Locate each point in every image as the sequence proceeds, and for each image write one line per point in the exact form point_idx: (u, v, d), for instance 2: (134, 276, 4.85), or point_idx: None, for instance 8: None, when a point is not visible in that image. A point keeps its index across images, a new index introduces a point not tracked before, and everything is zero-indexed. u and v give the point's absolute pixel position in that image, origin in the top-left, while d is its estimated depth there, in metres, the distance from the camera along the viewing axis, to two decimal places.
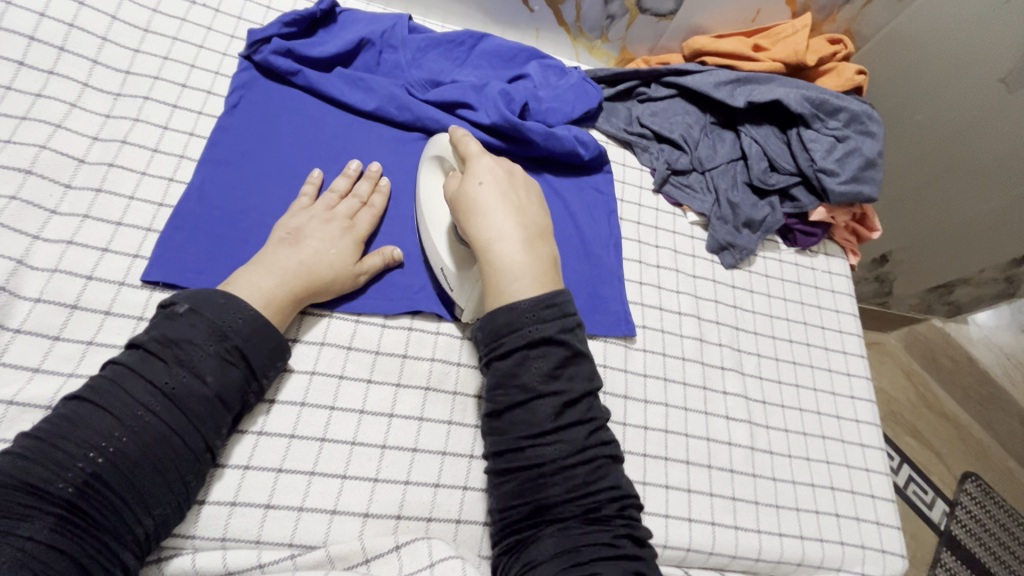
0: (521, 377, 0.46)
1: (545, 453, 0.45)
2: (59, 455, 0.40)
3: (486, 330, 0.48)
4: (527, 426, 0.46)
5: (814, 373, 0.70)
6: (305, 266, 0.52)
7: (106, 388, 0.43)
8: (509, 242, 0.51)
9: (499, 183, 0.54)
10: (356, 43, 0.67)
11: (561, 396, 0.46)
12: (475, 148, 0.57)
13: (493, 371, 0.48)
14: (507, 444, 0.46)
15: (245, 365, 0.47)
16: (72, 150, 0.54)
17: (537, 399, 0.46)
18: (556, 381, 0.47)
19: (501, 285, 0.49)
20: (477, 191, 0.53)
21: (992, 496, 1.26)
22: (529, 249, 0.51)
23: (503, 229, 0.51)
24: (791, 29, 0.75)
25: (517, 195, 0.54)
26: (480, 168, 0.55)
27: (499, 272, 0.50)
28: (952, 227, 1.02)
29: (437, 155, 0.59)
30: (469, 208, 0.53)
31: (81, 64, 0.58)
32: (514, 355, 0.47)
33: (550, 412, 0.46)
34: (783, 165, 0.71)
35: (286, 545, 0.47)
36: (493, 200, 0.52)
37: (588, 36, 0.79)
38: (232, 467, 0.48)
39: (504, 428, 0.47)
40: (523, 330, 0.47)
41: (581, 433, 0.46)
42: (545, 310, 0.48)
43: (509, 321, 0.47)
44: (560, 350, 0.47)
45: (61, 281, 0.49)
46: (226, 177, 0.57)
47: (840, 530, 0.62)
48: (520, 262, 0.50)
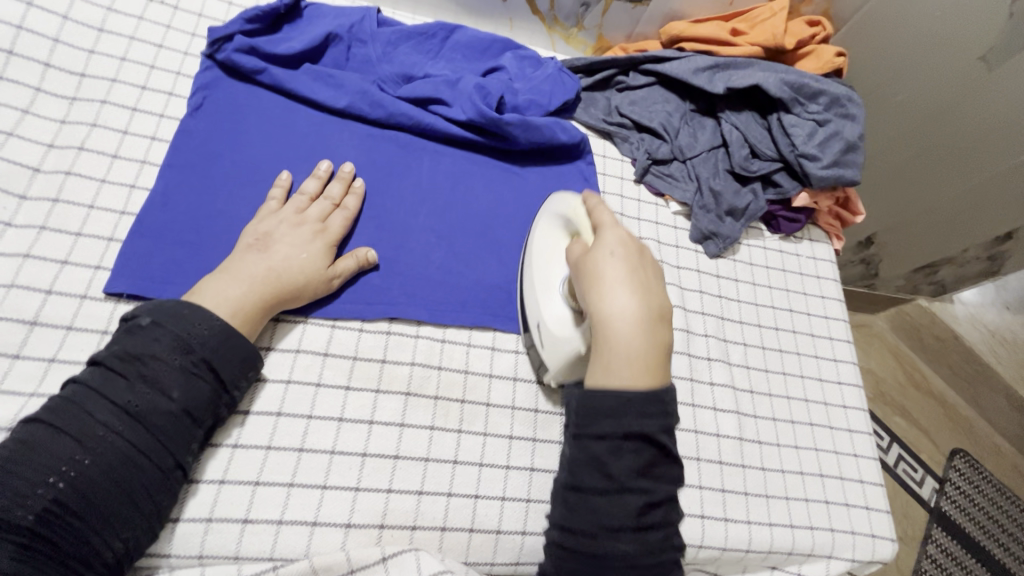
0: (609, 466, 0.45)
1: (618, 547, 0.45)
2: (18, 482, 0.39)
3: (581, 405, 0.47)
4: (606, 517, 0.45)
5: (801, 360, 0.70)
6: (274, 272, 0.50)
7: (65, 409, 0.41)
8: (625, 324, 0.46)
9: (629, 258, 0.48)
10: (323, 39, 0.64)
11: (645, 496, 0.46)
12: (609, 217, 0.52)
13: (580, 448, 0.47)
14: (579, 523, 0.46)
15: (214, 378, 0.45)
16: (27, 159, 0.52)
17: (624, 495, 0.45)
18: (644, 479, 0.46)
19: (604, 364, 0.46)
20: (603, 262, 0.48)
21: (981, 472, 1.28)
22: (648, 335, 0.46)
23: (623, 309, 0.46)
24: (769, 13, 0.74)
25: (644, 272, 0.48)
26: (610, 237, 0.50)
27: (609, 353, 0.46)
28: (944, 205, 1.00)
29: (562, 215, 0.57)
30: (591, 276, 0.48)
31: (32, 68, 0.55)
32: (608, 442, 0.45)
33: (633, 509, 0.45)
34: (764, 151, 0.70)
35: (266, 559, 0.46)
36: (618, 273, 0.47)
37: (564, 24, 0.78)
38: (207, 483, 0.46)
39: (578, 505, 0.46)
40: (622, 421, 0.45)
41: (657, 534, 0.46)
42: (650, 406, 0.45)
43: (607, 406, 0.45)
44: (651, 450, 0.46)
45: (18, 296, 0.47)
46: (191, 182, 0.55)
47: (830, 517, 0.62)
48: (633, 345, 0.45)
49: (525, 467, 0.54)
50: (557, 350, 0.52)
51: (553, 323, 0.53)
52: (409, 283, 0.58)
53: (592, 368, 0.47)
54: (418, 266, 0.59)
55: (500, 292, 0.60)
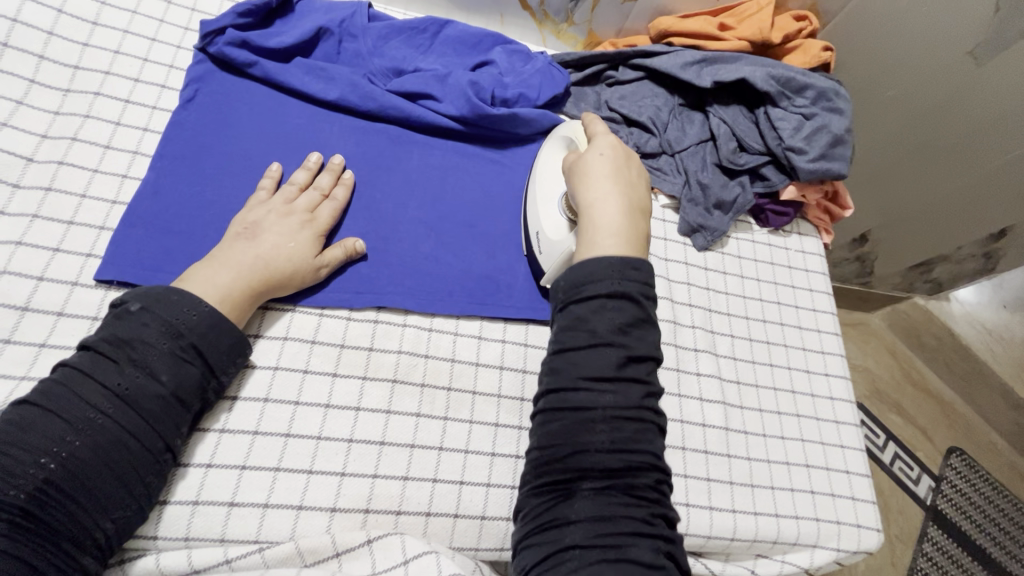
0: (592, 323, 0.48)
1: (599, 399, 0.46)
2: (8, 462, 0.39)
3: (569, 277, 0.50)
4: (588, 369, 0.46)
5: (788, 352, 0.70)
6: (262, 261, 0.51)
7: (55, 392, 0.42)
8: (609, 205, 0.54)
9: (617, 156, 0.57)
10: (314, 32, 0.65)
11: (625, 352, 0.47)
12: (602, 128, 0.60)
13: (565, 314, 0.49)
14: (561, 382, 0.47)
15: (203, 362, 0.46)
16: (20, 149, 0.53)
17: (605, 347, 0.47)
18: (625, 336, 0.48)
19: (592, 237, 0.52)
20: (593, 159, 0.57)
21: (976, 470, 1.28)
22: (629, 217, 0.54)
23: (608, 194, 0.54)
24: (756, 8, 0.74)
25: (627, 171, 0.57)
26: (602, 141, 0.58)
27: (594, 228, 0.53)
28: (941, 200, 1.01)
29: (567, 136, 0.62)
30: (583, 172, 0.56)
31: (26, 60, 0.56)
32: (591, 300, 0.48)
33: (613, 363, 0.46)
34: (752, 144, 0.71)
35: (252, 542, 0.46)
36: (605, 168, 0.56)
37: (554, 20, 0.78)
38: (194, 466, 0.47)
39: (562, 367, 0.48)
40: (605, 281, 0.49)
41: (638, 391, 0.47)
42: (629, 269, 0.49)
43: (592, 271, 0.49)
44: (632, 308, 0.48)
45: (11, 283, 0.48)
46: (182, 173, 0.56)
47: (815, 506, 0.63)
48: (616, 222, 0.53)
49: (510, 455, 0.54)
50: (551, 253, 0.58)
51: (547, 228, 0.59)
52: (397, 272, 0.59)
53: (580, 244, 0.53)
54: (406, 256, 0.60)
55: (488, 282, 0.61)
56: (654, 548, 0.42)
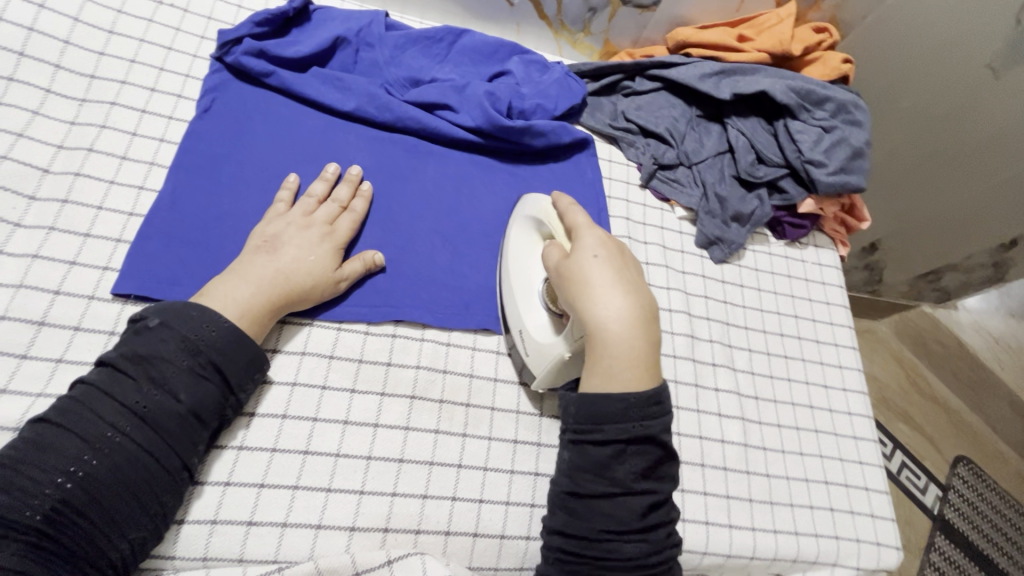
0: (613, 471, 0.46)
1: (622, 546, 0.46)
2: (25, 482, 0.39)
3: (584, 416, 0.47)
4: (610, 519, 0.46)
5: (806, 367, 0.70)
6: (282, 274, 0.50)
7: (72, 409, 0.41)
8: (620, 323, 0.46)
9: (613, 258, 0.50)
10: (331, 42, 0.65)
11: (649, 496, 0.47)
12: (583, 219, 0.53)
13: (583, 456, 0.47)
14: (583, 527, 0.46)
15: (221, 379, 0.45)
16: (36, 160, 0.52)
17: (629, 497, 0.46)
18: (647, 481, 0.47)
19: (609, 368, 0.46)
20: (588, 264, 0.49)
21: (986, 481, 1.27)
22: (643, 332, 0.47)
23: (615, 309, 0.47)
24: (776, 19, 0.74)
25: (629, 273, 0.50)
26: (591, 240, 0.51)
27: (608, 355, 0.46)
28: (955, 208, 0.99)
29: (533, 217, 0.57)
30: (579, 281, 0.48)
31: (43, 69, 0.56)
32: (611, 448, 0.46)
33: (637, 511, 0.46)
34: (771, 157, 0.70)
35: (270, 561, 0.46)
36: (606, 275, 0.48)
37: (570, 29, 0.78)
38: (211, 484, 0.46)
39: (583, 511, 0.47)
40: (624, 426, 0.46)
41: (660, 532, 0.47)
42: (652, 407, 0.46)
43: (610, 412, 0.46)
44: (654, 451, 0.47)
45: (27, 296, 0.47)
46: (199, 184, 0.55)
47: (834, 524, 0.62)
48: (630, 344, 0.46)
49: (529, 472, 0.54)
50: (540, 356, 0.52)
51: (535, 329, 0.54)
52: (415, 286, 0.58)
53: (592, 373, 0.47)
54: (424, 269, 0.59)
55: None
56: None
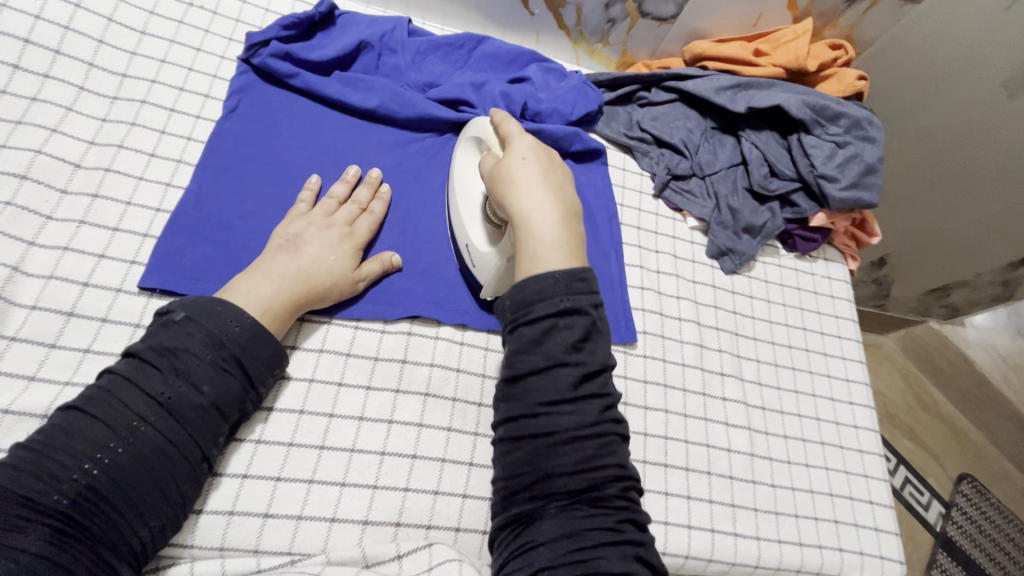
0: (545, 345, 0.45)
1: (558, 423, 0.44)
2: (53, 466, 0.40)
3: (514, 300, 0.47)
4: (547, 394, 0.44)
5: (813, 378, 0.70)
6: (303, 273, 0.52)
7: (101, 398, 0.43)
8: (545, 216, 0.49)
9: (541, 160, 0.53)
10: (355, 46, 0.66)
11: (580, 369, 0.45)
12: (515, 127, 0.56)
13: (516, 339, 0.46)
14: (519, 409, 0.45)
15: (243, 373, 0.47)
16: (68, 155, 0.54)
17: (559, 368, 0.45)
18: (579, 353, 0.45)
19: (535, 254, 0.48)
20: (516, 165, 0.52)
21: (989, 499, 1.27)
22: (567, 226, 0.50)
23: (541, 202, 0.50)
24: (792, 35, 0.75)
25: (555, 173, 0.53)
26: (521, 144, 0.54)
27: (533, 240, 0.49)
28: (978, 221, 0.97)
29: (476, 137, 0.60)
30: (507, 180, 0.51)
31: (77, 67, 0.57)
32: (541, 323, 0.45)
33: (568, 383, 0.44)
34: (783, 170, 0.71)
35: (285, 553, 0.47)
36: (532, 173, 0.51)
37: (589, 40, 0.79)
38: (230, 476, 0.47)
39: (520, 394, 0.45)
40: (554, 300, 0.46)
41: (597, 406, 0.45)
42: (576, 283, 0.47)
43: (540, 289, 0.46)
44: (585, 322, 0.46)
45: (57, 288, 0.48)
46: (225, 183, 0.57)
47: (838, 536, 0.62)
48: (553, 233, 0.49)
49: None
50: (485, 263, 0.56)
51: (483, 240, 0.56)
52: (429, 286, 0.59)
53: (521, 258, 0.49)
54: (439, 269, 0.60)
55: None
56: (624, 556, 0.40)
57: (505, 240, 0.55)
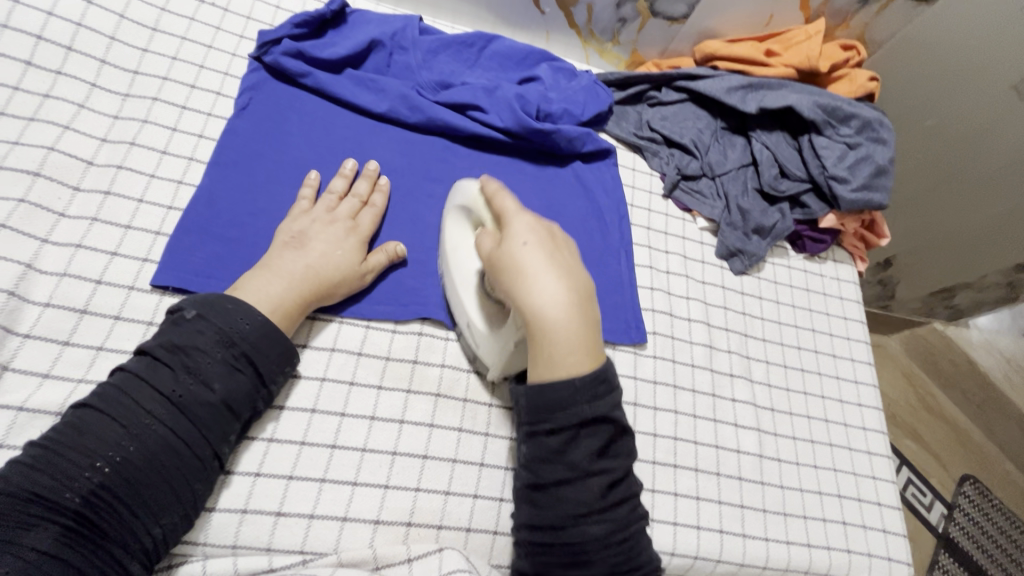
0: (569, 456, 0.44)
1: (589, 530, 0.44)
2: (65, 464, 0.40)
3: (532, 407, 0.44)
4: (574, 504, 0.44)
5: (822, 380, 0.70)
6: (312, 269, 0.52)
7: (112, 396, 0.43)
8: (559, 313, 0.43)
9: (545, 243, 0.45)
10: (367, 45, 0.66)
11: (607, 476, 0.45)
12: (510, 202, 0.48)
13: (538, 448, 0.45)
14: (547, 518, 0.45)
15: (253, 371, 0.47)
16: (81, 152, 0.54)
17: (587, 478, 0.44)
18: (603, 460, 0.45)
19: (553, 360, 0.43)
20: (519, 253, 0.45)
21: (991, 500, 1.27)
22: (584, 318, 0.44)
23: (554, 299, 0.43)
24: (804, 35, 0.75)
25: (563, 254, 0.46)
26: (520, 225, 0.46)
27: (550, 345, 0.43)
28: (983, 224, 0.97)
29: (464, 206, 0.52)
30: (512, 272, 0.45)
31: (89, 64, 0.57)
32: (564, 434, 0.44)
33: (597, 490, 0.44)
34: (794, 171, 0.71)
35: (297, 552, 0.47)
36: (539, 261, 0.44)
37: (599, 38, 0.79)
38: (241, 474, 0.47)
39: (545, 502, 0.45)
40: (576, 411, 0.44)
41: (623, 508, 0.46)
42: (599, 388, 0.44)
43: (560, 400, 0.43)
44: (609, 429, 0.45)
45: (70, 285, 0.48)
46: (235, 181, 0.57)
47: (846, 537, 0.62)
48: (572, 333, 0.43)
49: None
50: (489, 347, 0.52)
51: (484, 324, 0.52)
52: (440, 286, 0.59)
53: (536, 364, 0.44)
54: None
55: None
56: None
57: (508, 325, 0.50)
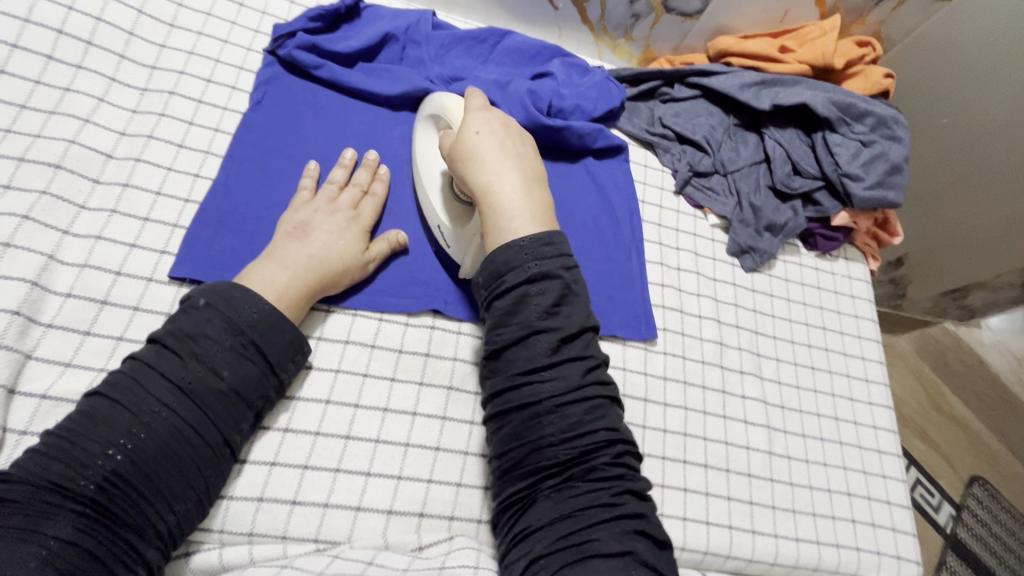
0: (519, 314, 0.47)
1: (541, 391, 0.45)
2: (79, 452, 0.41)
3: (486, 272, 0.49)
4: (525, 363, 0.46)
5: (832, 378, 0.70)
6: (316, 260, 0.52)
7: (124, 384, 0.43)
8: (507, 183, 0.52)
9: (496, 132, 0.54)
10: (380, 39, 0.66)
11: (556, 334, 0.46)
12: (471, 99, 0.57)
13: (493, 310, 0.48)
14: (503, 384, 0.47)
15: (262, 359, 0.47)
16: (101, 145, 0.54)
17: (536, 335, 0.46)
18: (553, 317, 0.47)
19: (501, 222, 0.50)
20: (474, 139, 0.53)
21: (1000, 502, 1.26)
22: (529, 192, 0.52)
23: (502, 173, 0.52)
24: (819, 31, 0.74)
25: (513, 142, 0.55)
26: (475, 117, 0.55)
27: (498, 209, 0.51)
28: (1002, 224, 0.95)
29: (431, 115, 0.60)
30: (467, 154, 0.53)
31: (108, 58, 0.58)
32: (513, 293, 0.47)
33: (547, 349, 0.46)
34: (807, 169, 0.71)
35: (311, 540, 0.47)
36: (491, 146, 0.53)
37: (612, 35, 0.79)
38: (257, 464, 0.48)
39: (501, 367, 0.47)
40: (522, 268, 0.47)
41: (578, 370, 0.46)
42: (543, 247, 0.48)
43: (508, 260, 0.48)
44: (557, 285, 0.47)
45: (91, 276, 0.49)
46: (250, 175, 0.57)
47: (856, 536, 0.62)
48: (518, 202, 0.51)
49: None
50: (459, 241, 0.56)
51: (450, 220, 0.57)
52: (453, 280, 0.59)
53: (488, 231, 0.51)
54: None
55: None
56: (622, 531, 0.42)
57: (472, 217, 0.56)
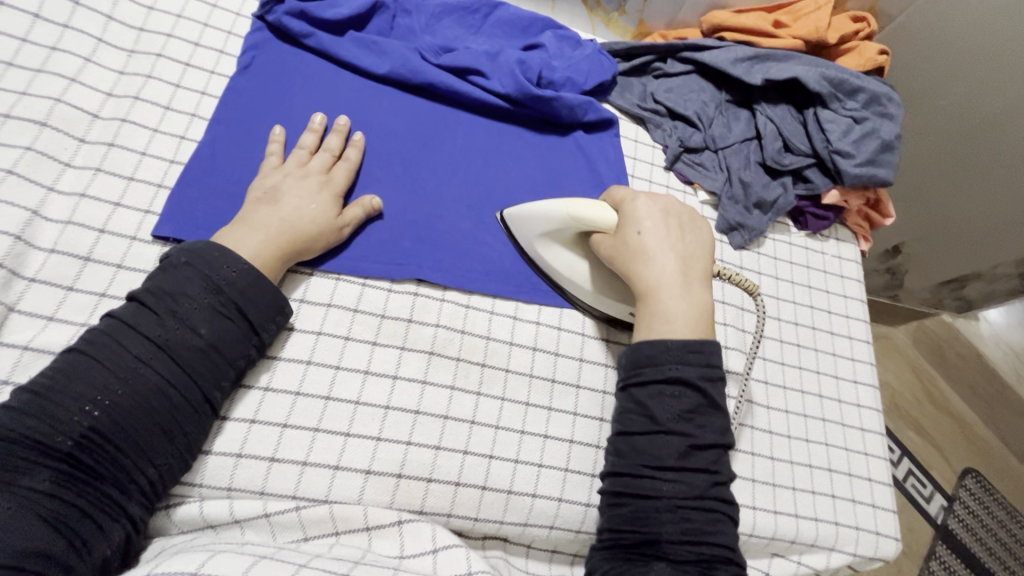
0: (653, 411, 0.51)
1: (662, 489, 0.49)
2: (55, 406, 0.41)
3: (628, 359, 0.53)
4: (650, 456, 0.50)
5: (818, 356, 0.70)
6: (287, 223, 0.52)
7: (101, 340, 0.44)
8: (668, 285, 0.54)
9: (660, 228, 0.55)
10: (370, 7, 0.66)
11: (688, 439, 0.50)
12: (625, 193, 0.58)
13: (627, 395, 0.53)
14: (623, 468, 0.50)
15: (242, 319, 0.48)
16: (87, 105, 0.54)
17: (666, 435, 0.50)
18: (689, 424, 0.50)
19: (652, 325, 0.54)
20: (639, 235, 0.55)
21: (992, 494, 1.26)
22: (691, 298, 0.54)
23: (667, 275, 0.54)
24: (814, 5, 0.74)
25: (682, 239, 0.56)
26: (639, 214, 0.56)
27: (654, 311, 0.54)
28: (1015, 216, 0.95)
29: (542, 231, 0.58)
30: (630, 252, 0.55)
31: (96, 19, 0.58)
32: (651, 387, 0.51)
33: (677, 450, 0.49)
34: (798, 145, 0.70)
35: (291, 498, 0.48)
36: (659, 245, 0.55)
37: (605, 8, 0.79)
38: (237, 421, 0.49)
39: (625, 451, 0.51)
40: (662, 367, 0.51)
41: (703, 479, 0.49)
42: (689, 355, 0.51)
43: (652, 356, 0.52)
44: (697, 397, 0.51)
45: (75, 232, 0.49)
46: (236, 140, 0.57)
47: (835, 510, 0.63)
48: (678, 307, 0.54)
49: (539, 434, 0.55)
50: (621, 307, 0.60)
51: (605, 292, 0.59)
52: (437, 249, 0.60)
53: (641, 327, 0.54)
54: (447, 235, 0.60)
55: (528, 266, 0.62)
56: None
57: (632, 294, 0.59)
